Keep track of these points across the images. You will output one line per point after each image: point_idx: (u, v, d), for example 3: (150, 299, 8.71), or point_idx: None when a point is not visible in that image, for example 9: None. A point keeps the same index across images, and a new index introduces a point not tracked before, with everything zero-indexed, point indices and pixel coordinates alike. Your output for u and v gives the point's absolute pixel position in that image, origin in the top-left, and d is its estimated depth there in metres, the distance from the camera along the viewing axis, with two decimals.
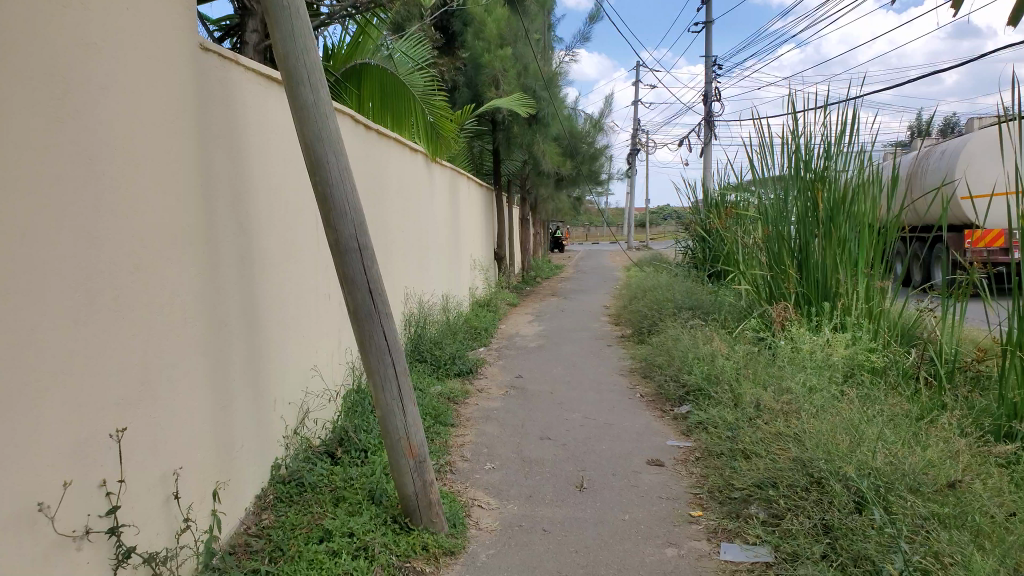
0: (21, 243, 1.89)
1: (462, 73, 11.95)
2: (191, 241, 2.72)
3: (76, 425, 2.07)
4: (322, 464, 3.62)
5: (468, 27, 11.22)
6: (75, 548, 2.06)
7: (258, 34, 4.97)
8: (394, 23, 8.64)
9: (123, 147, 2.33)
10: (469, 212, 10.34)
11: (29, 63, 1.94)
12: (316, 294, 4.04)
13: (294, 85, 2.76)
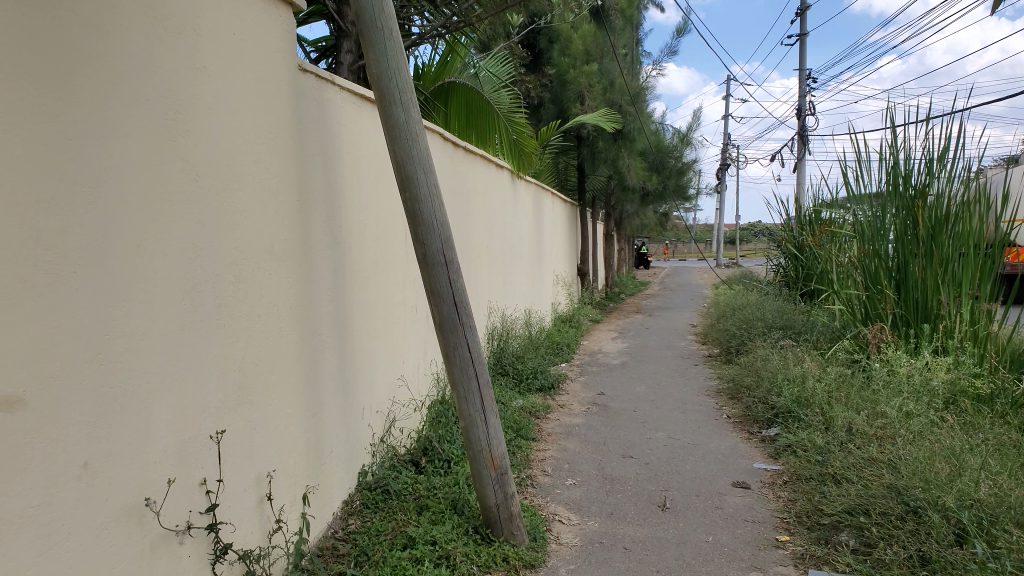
0: (136, 254, 2.03)
1: (548, 89, 12.08)
2: (289, 252, 2.85)
3: (180, 425, 2.19)
4: (406, 472, 3.70)
5: (555, 43, 11.35)
6: (178, 542, 2.17)
7: (353, 54, 5.17)
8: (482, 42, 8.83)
9: (227, 164, 2.46)
10: (553, 227, 10.38)
11: (145, 85, 2.08)
12: (404, 306, 4.14)
13: (386, 104, 2.86)
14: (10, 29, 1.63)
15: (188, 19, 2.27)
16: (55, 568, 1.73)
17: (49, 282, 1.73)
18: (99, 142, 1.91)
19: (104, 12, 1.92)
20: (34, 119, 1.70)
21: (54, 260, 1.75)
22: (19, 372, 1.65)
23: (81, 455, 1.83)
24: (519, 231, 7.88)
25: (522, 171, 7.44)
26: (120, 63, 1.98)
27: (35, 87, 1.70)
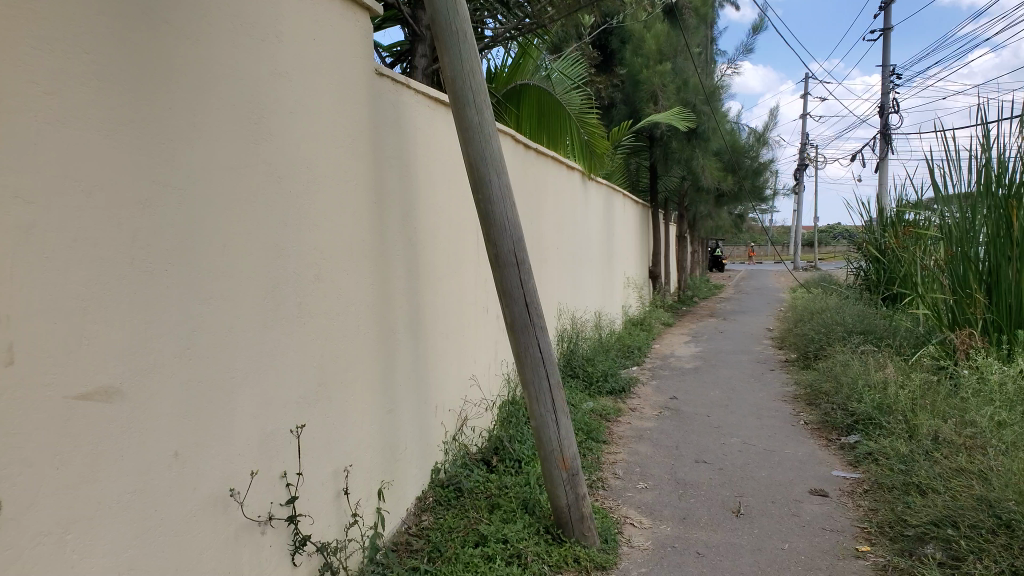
0: (223, 254, 2.12)
1: (620, 90, 12.04)
2: (365, 252, 2.92)
3: (261, 419, 2.28)
4: (478, 471, 3.73)
5: (627, 44, 11.32)
6: (260, 532, 2.26)
7: (427, 58, 5.25)
8: (554, 44, 8.86)
9: (307, 166, 2.54)
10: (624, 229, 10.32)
11: (230, 91, 2.17)
12: (476, 306, 4.19)
13: (460, 106, 2.90)
14: (108, 41, 1.73)
15: (270, 27, 2.36)
16: (149, 552, 1.83)
17: (143, 280, 1.83)
18: (188, 146, 2.00)
19: (193, 22, 2.02)
20: (130, 125, 1.80)
21: (147, 259, 1.85)
22: (116, 364, 1.74)
23: (173, 445, 1.92)
24: (590, 232, 7.86)
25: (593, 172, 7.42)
26: (207, 71, 2.07)
27: (130, 95, 1.80)
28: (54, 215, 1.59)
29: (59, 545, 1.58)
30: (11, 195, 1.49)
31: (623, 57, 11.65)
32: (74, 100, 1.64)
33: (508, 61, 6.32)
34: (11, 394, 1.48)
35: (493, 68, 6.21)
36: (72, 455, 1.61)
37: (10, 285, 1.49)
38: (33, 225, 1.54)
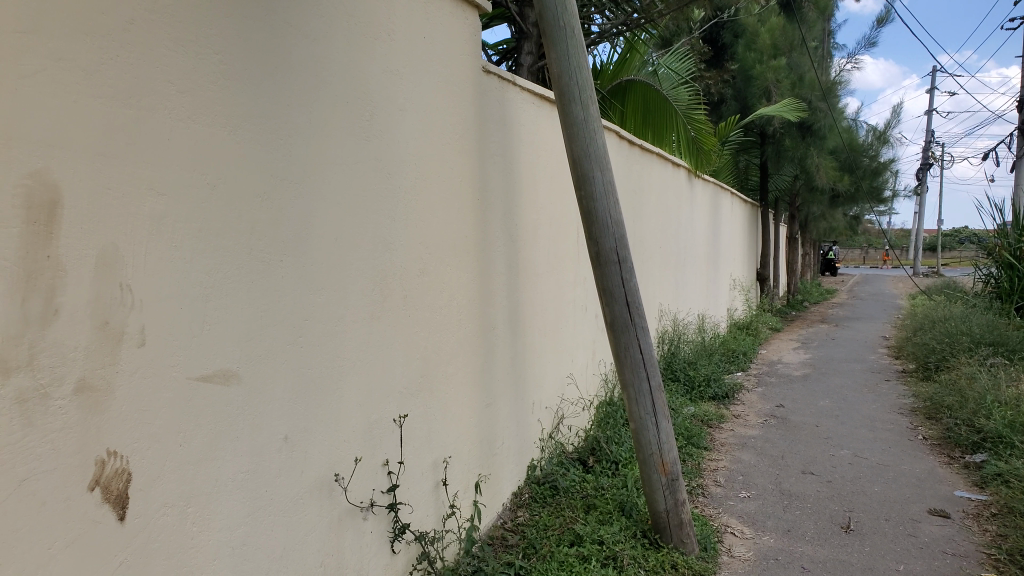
0: (335, 247, 2.20)
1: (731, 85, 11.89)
2: (469, 248, 2.96)
3: (366, 407, 2.35)
4: (575, 470, 3.72)
5: (742, 38, 11.23)
6: (362, 517, 2.32)
7: (534, 56, 5.28)
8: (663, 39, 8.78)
9: (415, 163, 2.60)
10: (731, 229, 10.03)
11: (345, 90, 2.24)
12: (576, 304, 4.18)
13: (566, 102, 2.89)
14: (233, 43, 1.84)
15: (384, 26, 2.42)
16: (258, 530, 1.92)
17: (259, 271, 1.93)
18: (305, 142, 2.08)
19: (312, 22, 2.10)
20: (251, 124, 1.91)
21: (264, 251, 1.95)
22: (233, 349, 1.86)
23: (282, 429, 2.01)
24: (696, 232, 7.69)
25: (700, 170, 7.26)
26: (324, 69, 2.15)
27: (252, 94, 1.90)
28: (180, 209, 1.71)
29: (181, 516, 1.72)
30: (145, 190, 1.63)
31: (737, 52, 11.40)
32: (201, 99, 1.76)
33: (615, 57, 6.28)
34: (141, 373, 1.63)
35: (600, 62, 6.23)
36: (193, 433, 1.74)
37: (142, 274, 1.64)
38: (164, 217, 1.68)
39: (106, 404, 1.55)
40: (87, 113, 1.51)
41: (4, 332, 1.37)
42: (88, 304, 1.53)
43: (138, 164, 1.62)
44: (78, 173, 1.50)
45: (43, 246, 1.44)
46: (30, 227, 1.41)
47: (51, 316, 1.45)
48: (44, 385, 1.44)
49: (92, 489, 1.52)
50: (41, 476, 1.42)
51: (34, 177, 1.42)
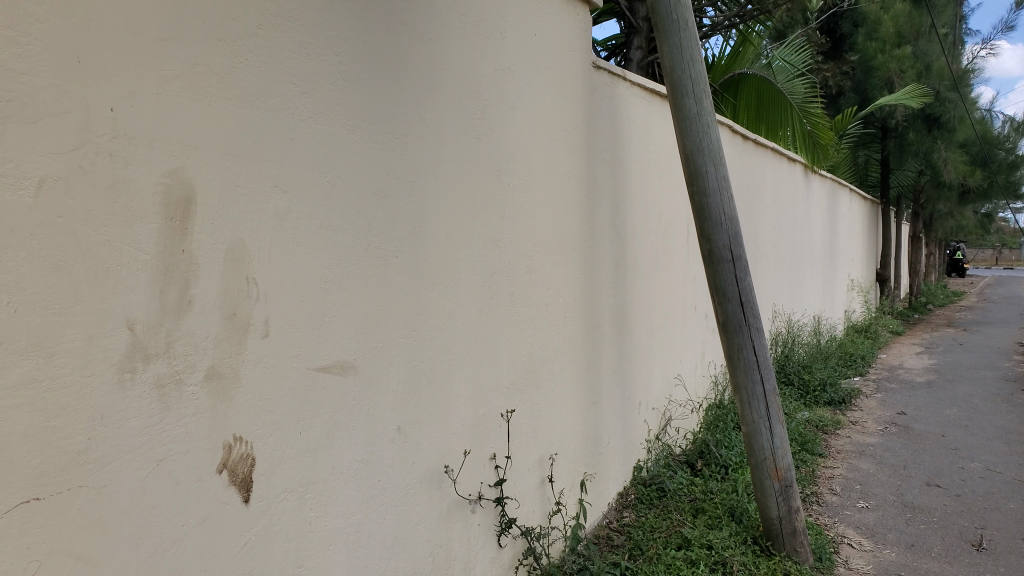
0: (446, 242, 2.24)
1: (849, 77, 11.50)
2: (576, 245, 2.95)
3: (475, 401, 2.37)
4: (682, 473, 3.64)
5: (862, 27, 10.74)
6: (470, 510, 2.36)
7: (643, 50, 5.22)
8: (777, 31, 8.50)
9: (525, 159, 2.61)
10: (848, 227, 9.59)
11: (458, 88, 2.28)
12: (684, 303, 4.09)
13: (678, 96, 2.84)
14: (353, 44, 1.91)
15: (496, 24, 2.44)
16: (372, 518, 1.99)
17: (374, 266, 1.99)
18: (419, 139, 2.13)
19: (426, 22, 2.14)
20: (370, 122, 1.96)
21: (381, 246, 2.01)
22: (350, 340, 1.92)
23: (396, 420, 2.07)
24: (811, 230, 7.39)
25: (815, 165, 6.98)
26: (439, 68, 2.20)
27: (371, 93, 1.96)
28: (304, 204, 1.79)
29: (300, 502, 1.79)
30: (271, 186, 1.72)
31: (856, 42, 10.93)
32: (324, 99, 1.83)
33: (727, 50, 6.17)
34: (265, 362, 1.72)
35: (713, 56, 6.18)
36: (312, 421, 1.82)
37: (268, 268, 1.72)
38: (288, 213, 1.76)
39: (234, 391, 1.65)
40: (219, 115, 1.60)
41: (145, 321, 1.48)
42: (218, 296, 1.62)
43: (264, 162, 1.70)
44: (211, 172, 1.59)
45: (179, 242, 1.54)
46: (168, 224, 1.51)
47: (185, 307, 1.55)
48: (179, 371, 1.54)
49: (221, 471, 1.62)
50: (176, 457, 1.53)
51: (172, 176, 1.52)
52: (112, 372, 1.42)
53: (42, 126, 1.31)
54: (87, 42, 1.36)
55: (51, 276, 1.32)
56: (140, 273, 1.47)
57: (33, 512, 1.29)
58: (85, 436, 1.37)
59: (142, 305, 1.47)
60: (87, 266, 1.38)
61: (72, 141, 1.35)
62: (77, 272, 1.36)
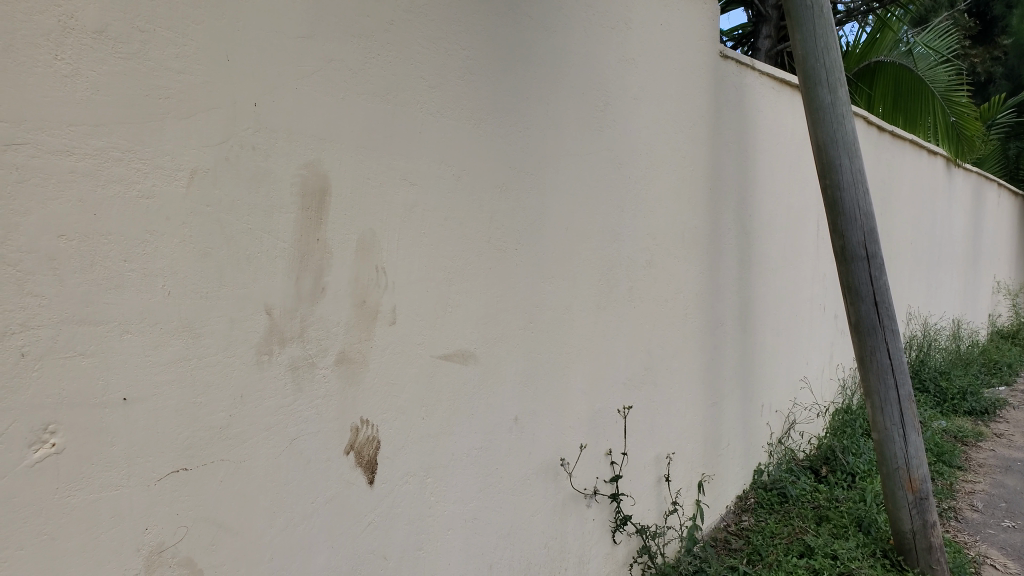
0: (567, 235, 2.24)
1: (1001, 63, 10.68)
2: (699, 240, 2.88)
3: (592, 395, 2.36)
4: (806, 479, 3.50)
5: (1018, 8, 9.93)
6: (585, 504, 2.35)
7: (772, 39, 5.06)
8: (921, 15, 8.02)
9: (647, 152, 2.57)
10: (995, 225, 8.90)
11: (582, 80, 2.27)
12: (812, 302, 3.92)
13: (812, 86, 2.72)
14: (481, 37, 1.94)
15: (622, 15, 2.42)
16: (489, 506, 2.02)
17: (496, 258, 2.01)
18: (543, 132, 2.14)
19: (552, 15, 2.15)
20: (496, 115, 1.99)
21: (503, 239, 2.03)
22: (472, 331, 1.96)
23: (513, 411, 2.09)
24: (953, 228, 6.91)
25: (960, 158, 6.46)
26: (564, 61, 2.20)
27: (497, 86, 1.99)
28: (431, 196, 1.84)
29: (421, 486, 1.84)
30: (401, 178, 1.76)
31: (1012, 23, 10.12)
32: (452, 93, 1.87)
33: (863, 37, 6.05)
34: (392, 349, 1.77)
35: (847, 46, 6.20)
36: (434, 408, 1.87)
37: (396, 258, 1.77)
38: (416, 205, 1.80)
39: (362, 376, 1.71)
40: (353, 109, 1.66)
41: (282, 305, 1.56)
42: (349, 283, 1.68)
43: (393, 155, 1.75)
44: (345, 163, 1.65)
45: (314, 231, 1.61)
46: (305, 213, 1.59)
47: (319, 293, 1.62)
48: (312, 354, 1.62)
49: (348, 453, 1.69)
50: (308, 437, 1.61)
51: (309, 168, 1.59)
52: (251, 353, 1.51)
53: (195, 121, 1.40)
54: (235, 41, 1.44)
55: (200, 262, 1.42)
56: (279, 261, 1.55)
57: (181, 481, 1.40)
58: (227, 412, 1.47)
59: (280, 290, 1.55)
60: (231, 253, 1.47)
61: (220, 135, 1.44)
62: (223, 259, 1.45)
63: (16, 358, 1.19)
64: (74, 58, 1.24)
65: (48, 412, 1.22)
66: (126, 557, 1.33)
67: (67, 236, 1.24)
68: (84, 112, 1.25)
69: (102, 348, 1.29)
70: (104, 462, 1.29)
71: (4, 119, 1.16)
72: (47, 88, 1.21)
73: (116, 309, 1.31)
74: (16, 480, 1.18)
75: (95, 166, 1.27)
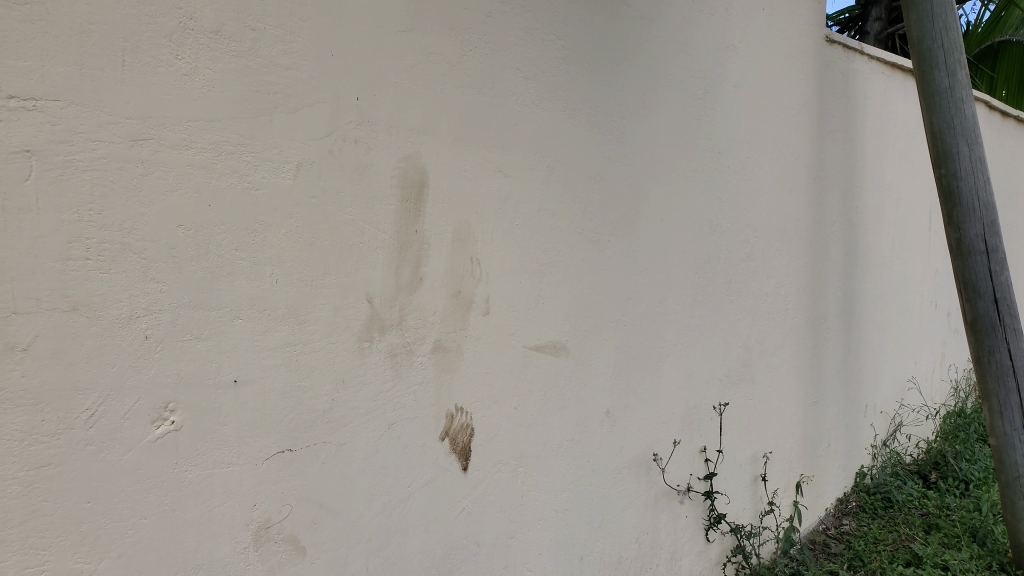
0: (662, 227, 2.21)
1: None
2: (801, 232, 2.78)
3: (686, 390, 2.32)
4: (913, 484, 3.34)
5: None
6: (678, 501, 2.32)
7: (882, 21, 4.84)
8: None
9: (747, 141, 2.50)
10: None
11: (680, 69, 2.22)
12: (923, 298, 3.72)
13: (928, 69, 2.58)
14: (576, 28, 1.93)
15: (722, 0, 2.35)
16: (580, 498, 2.02)
17: (589, 249, 2.01)
18: (639, 123, 2.11)
19: (650, 3, 2.11)
20: (591, 105, 1.98)
21: (596, 230, 2.02)
22: (564, 322, 1.96)
23: (605, 404, 2.08)
24: None
25: None
26: (661, 50, 2.16)
27: (592, 77, 1.97)
28: (525, 188, 1.84)
29: (513, 474, 1.87)
30: (496, 170, 1.78)
31: None
32: (547, 83, 1.87)
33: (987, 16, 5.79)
34: (486, 339, 1.80)
35: (970, 26, 5.90)
36: (526, 398, 1.88)
37: (490, 249, 1.79)
38: (510, 197, 1.82)
39: (456, 364, 1.74)
40: (451, 101, 1.69)
41: (382, 294, 1.60)
42: (445, 274, 1.71)
43: (489, 147, 1.76)
44: (442, 156, 1.68)
45: (412, 223, 1.64)
46: (404, 205, 1.62)
47: (417, 283, 1.66)
48: (410, 342, 1.66)
49: (443, 439, 1.73)
50: (405, 423, 1.65)
51: (407, 160, 1.62)
52: (353, 340, 1.56)
53: (302, 115, 1.45)
54: (339, 37, 1.49)
55: (305, 252, 1.48)
56: (379, 252, 1.59)
57: (286, 461, 1.47)
58: (329, 396, 1.53)
59: (380, 280, 1.60)
60: (334, 243, 1.52)
61: (325, 128, 1.49)
62: (327, 249, 1.51)
63: (141, 340, 1.28)
64: (193, 56, 1.31)
65: (167, 392, 1.32)
66: (236, 530, 1.41)
67: (185, 226, 1.32)
68: (201, 109, 1.32)
69: (216, 333, 1.37)
70: (216, 440, 1.38)
71: (131, 116, 1.25)
72: (168, 86, 1.29)
73: (228, 296, 1.38)
74: (141, 453, 1.29)
75: (210, 160, 1.34)
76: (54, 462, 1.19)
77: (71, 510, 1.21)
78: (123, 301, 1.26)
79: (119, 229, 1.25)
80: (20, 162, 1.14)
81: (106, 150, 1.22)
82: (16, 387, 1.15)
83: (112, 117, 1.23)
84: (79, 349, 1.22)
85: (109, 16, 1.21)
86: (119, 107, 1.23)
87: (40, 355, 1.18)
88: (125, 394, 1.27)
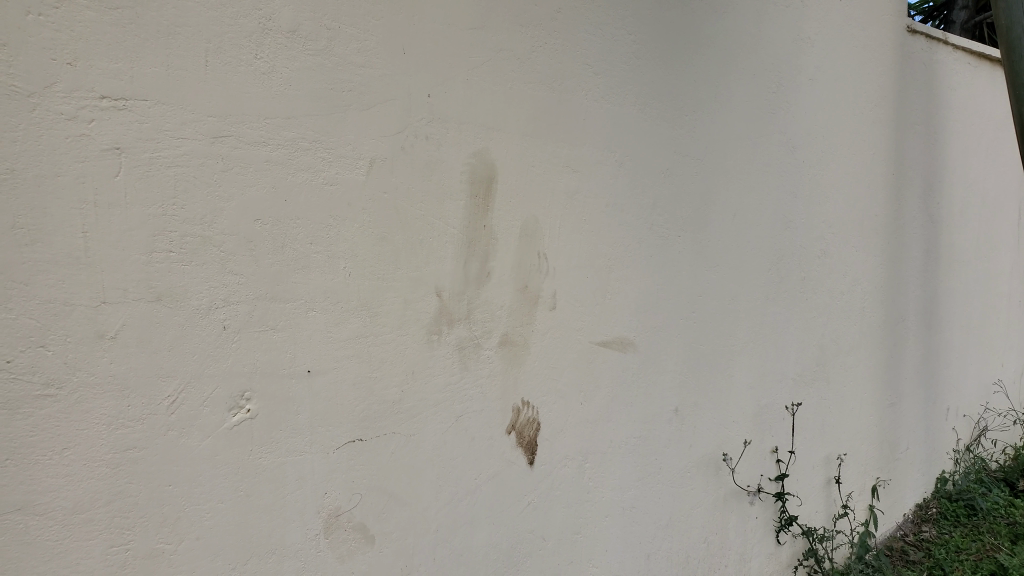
0: (733, 223, 2.16)
1: None
2: (879, 229, 2.69)
3: (757, 390, 2.27)
4: (999, 492, 3.17)
5: None
6: (748, 502, 2.27)
7: (968, 9, 4.64)
8: None
9: (822, 135, 2.43)
10: None
11: (753, 63, 2.18)
12: (1011, 299, 3.56)
13: (1017, 58, 2.47)
14: (646, 22, 1.91)
15: None
16: (648, 495, 2.00)
17: (658, 244, 1.98)
18: (710, 117, 2.07)
19: None
20: (661, 99, 1.95)
21: (665, 225, 1.99)
22: (632, 318, 1.94)
23: (673, 402, 2.05)
24: None
25: None
26: (734, 42, 2.12)
27: (662, 71, 1.95)
28: (594, 183, 1.84)
29: (579, 470, 1.86)
30: (564, 165, 1.78)
31: None
32: (617, 78, 1.86)
33: None
34: (553, 333, 1.80)
35: None
36: (593, 394, 1.87)
37: (558, 244, 1.79)
38: (578, 192, 1.81)
39: (523, 358, 1.75)
40: (520, 97, 1.69)
41: (450, 288, 1.62)
42: (513, 268, 1.72)
43: (558, 142, 1.76)
44: (511, 151, 1.69)
45: (481, 218, 1.66)
46: (472, 200, 1.64)
47: (485, 277, 1.67)
48: (477, 336, 1.67)
49: (509, 433, 1.74)
50: (472, 415, 1.67)
51: (476, 156, 1.63)
52: (422, 333, 1.58)
53: (374, 113, 1.48)
54: (411, 34, 1.51)
55: (377, 245, 1.50)
56: (448, 246, 1.61)
57: (357, 450, 1.51)
58: (399, 387, 1.55)
59: (449, 274, 1.61)
60: (405, 237, 1.54)
61: (396, 125, 1.51)
62: (398, 243, 1.53)
63: (220, 330, 1.33)
64: (271, 55, 1.35)
65: (245, 380, 1.36)
66: (309, 517, 1.45)
67: (262, 220, 1.36)
68: (278, 106, 1.37)
69: (291, 324, 1.41)
70: (291, 428, 1.42)
71: (212, 113, 1.29)
72: (247, 84, 1.33)
73: (303, 288, 1.42)
74: (220, 439, 1.34)
75: (286, 156, 1.38)
76: (139, 445, 1.25)
77: (154, 493, 1.27)
78: (203, 292, 1.31)
79: (200, 223, 1.30)
80: (110, 159, 1.20)
81: (188, 146, 1.28)
82: (105, 373, 1.22)
83: (194, 114, 1.28)
84: (162, 338, 1.27)
85: (193, 18, 1.26)
86: (202, 106, 1.28)
87: (127, 343, 1.24)
88: (205, 382, 1.32)
